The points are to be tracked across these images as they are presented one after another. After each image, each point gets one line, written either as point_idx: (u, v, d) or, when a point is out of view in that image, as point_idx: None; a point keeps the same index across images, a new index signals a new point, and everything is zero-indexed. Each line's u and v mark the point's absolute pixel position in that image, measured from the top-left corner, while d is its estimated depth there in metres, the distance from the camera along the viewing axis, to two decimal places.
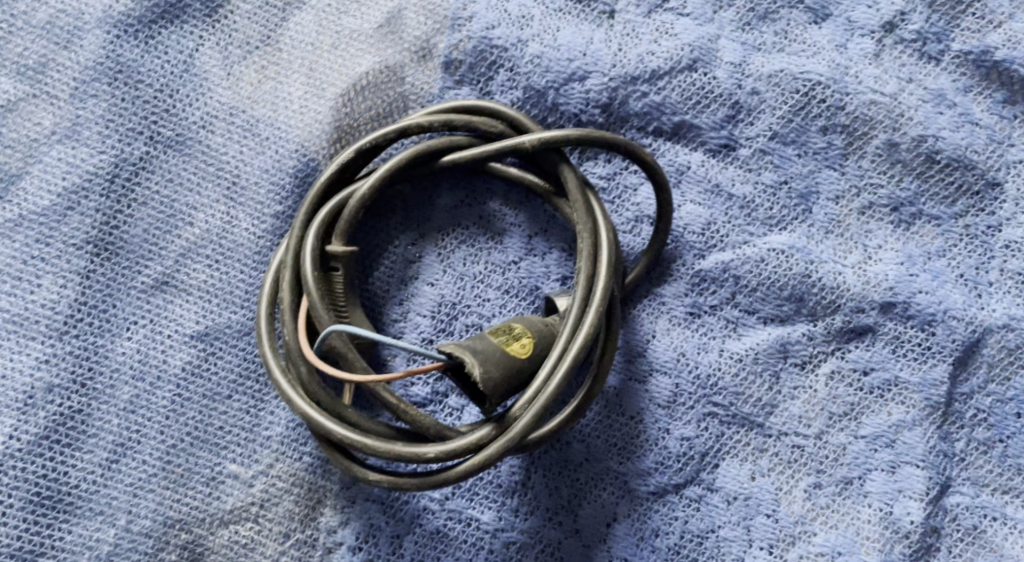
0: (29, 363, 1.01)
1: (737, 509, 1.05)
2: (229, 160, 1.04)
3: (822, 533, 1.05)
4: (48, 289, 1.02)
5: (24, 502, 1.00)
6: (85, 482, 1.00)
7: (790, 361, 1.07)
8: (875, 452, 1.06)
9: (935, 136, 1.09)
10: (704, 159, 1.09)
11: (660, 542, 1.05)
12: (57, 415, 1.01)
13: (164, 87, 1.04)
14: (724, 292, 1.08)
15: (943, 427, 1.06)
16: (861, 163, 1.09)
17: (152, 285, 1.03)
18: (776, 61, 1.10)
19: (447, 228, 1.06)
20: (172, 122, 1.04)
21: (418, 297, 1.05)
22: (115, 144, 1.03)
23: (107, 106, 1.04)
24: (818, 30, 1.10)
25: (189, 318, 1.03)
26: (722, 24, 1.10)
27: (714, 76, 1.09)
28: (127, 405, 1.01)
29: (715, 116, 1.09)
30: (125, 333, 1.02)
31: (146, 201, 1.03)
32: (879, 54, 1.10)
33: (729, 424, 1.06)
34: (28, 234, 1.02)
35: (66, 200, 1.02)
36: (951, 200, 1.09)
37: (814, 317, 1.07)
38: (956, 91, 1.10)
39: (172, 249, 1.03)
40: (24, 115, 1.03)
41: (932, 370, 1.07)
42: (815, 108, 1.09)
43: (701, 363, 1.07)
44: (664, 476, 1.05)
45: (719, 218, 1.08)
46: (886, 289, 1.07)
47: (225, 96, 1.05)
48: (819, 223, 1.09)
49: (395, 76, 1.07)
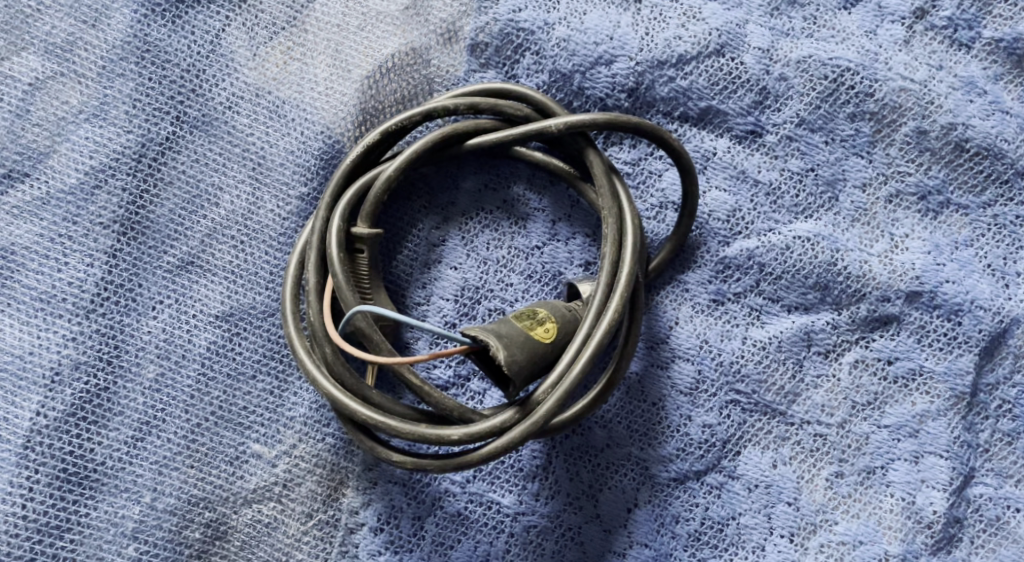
0: (55, 341, 1.01)
1: (758, 496, 1.05)
2: (255, 141, 1.04)
3: (844, 522, 1.05)
4: (76, 267, 1.02)
5: (50, 478, 1.00)
6: (111, 459, 1.01)
7: (814, 350, 1.07)
8: (899, 441, 1.05)
9: (965, 124, 1.08)
10: (730, 145, 1.08)
11: (681, 529, 1.05)
12: (83, 393, 1.01)
13: (191, 67, 1.04)
14: (749, 279, 1.07)
15: (968, 417, 1.06)
16: (889, 151, 1.08)
17: (178, 264, 1.03)
18: (805, 47, 1.09)
19: (471, 211, 1.06)
20: (198, 102, 1.04)
21: (441, 280, 1.05)
22: (141, 123, 1.03)
23: (134, 85, 1.04)
24: (848, 15, 1.10)
25: (214, 298, 1.03)
26: (750, 9, 1.09)
27: (742, 62, 1.08)
28: (153, 384, 1.02)
29: (742, 102, 1.08)
30: (151, 312, 1.02)
31: (172, 181, 1.03)
32: (910, 41, 1.09)
33: (752, 411, 1.06)
34: (56, 212, 1.02)
35: (93, 178, 1.03)
36: (980, 189, 1.08)
37: (838, 306, 1.07)
38: (986, 80, 1.09)
39: (197, 229, 1.03)
40: (52, 94, 1.03)
41: (958, 360, 1.06)
42: (843, 94, 1.08)
43: (724, 350, 1.06)
44: (686, 463, 1.05)
45: (745, 205, 1.08)
46: (912, 278, 1.07)
47: (251, 77, 1.05)
48: (845, 211, 1.08)
49: (420, 59, 1.06)
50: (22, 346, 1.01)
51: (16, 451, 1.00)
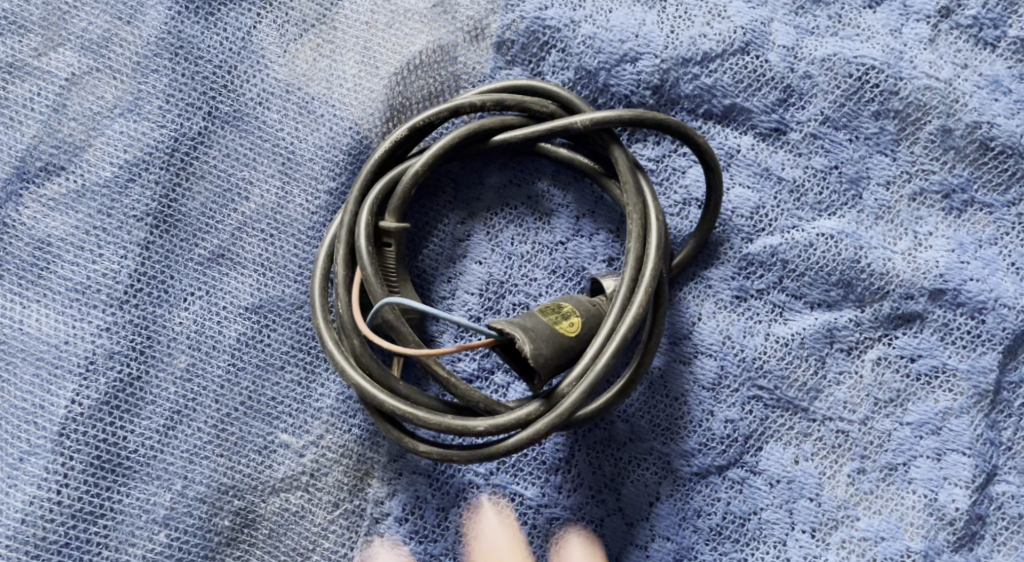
0: (90, 331, 1.03)
1: (780, 491, 1.06)
2: (285, 136, 1.06)
3: (865, 518, 1.06)
4: (110, 258, 1.04)
5: (85, 464, 1.01)
6: (143, 446, 1.02)
7: (836, 346, 1.07)
8: (921, 439, 1.06)
9: (990, 123, 1.09)
10: (754, 142, 1.09)
11: (702, 523, 1.06)
12: (117, 381, 1.02)
13: (222, 63, 1.06)
14: (772, 276, 1.08)
15: (991, 415, 1.06)
16: (913, 149, 1.09)
17: (208, 257, 1.04)
18: (829, 45, 1.09)
19: (496, 206, 1.07)
20: (230, 98, 1.06)
21: (466, 275, 1.07)
22: (174, 118, 1.05)
23: (167, 81, 1.05)
24: (873, 14, 1.10)
25: (244, 290, 1.04)
26: (775, 7, 1.10)
27: (766, 60, 1.09)
28: (184, 374, 1.03)
29: (766, 100, 1.09)
30: (183, 303, 1.04)
31: (204, 175, 1.05)
32: (935, 40, 1.10)
33: (774, 407, 1.07)
34: (91, 205, 1.04)
35: (127, 172, 1.04)
36: (1004, 187, 1.09)
37: (861, 303, 1.08)
38: (1012, 78, 1.09)
39: (228, 222, 1.05)
40: (87, 89, 1.05)
41: (982, 358, 1.07)
42: (868, 93, 1.09)
43: (747, 346, 1.07)
44: (707, 457, 1.06)
45: (768, 203, 1.09)
46: (936, 276, 1.07)
47: (281, 74, 1.06)
48: (868, 208, 1.09)
49: (447, 57, 1.08)
50: (57, 335, 1.03)
51: (51, 438, 1.01)
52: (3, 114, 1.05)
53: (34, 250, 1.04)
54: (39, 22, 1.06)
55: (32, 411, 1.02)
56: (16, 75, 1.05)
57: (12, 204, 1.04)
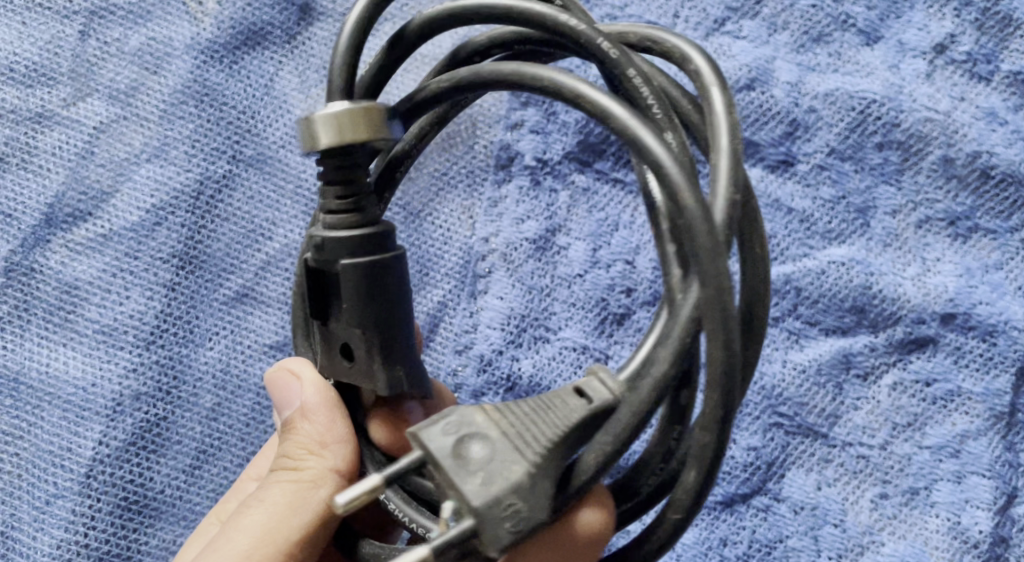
0: (117, 372, 1.07)
1: (804, 519, 1.08)
2: (308, 177, 1.11)
3: (891, 543, 1.08)
4: (137, 300, 1.08)
5: (112, 506, 1.05)
6: (169, 488, 1.05)
7: (853, 372, 1.10)
8: (940, 462, 1.09)
9: (989, 152, 1.13)
10: (763, 175, 1.14)
11: (729, 552, 1.08)
12: (143, 422, 1.06)
13: (246, 109, 1.12)
14: (786, 303, 1.11)
15: (1008, 437, 1.09)
16: (917, 178, 1.14)
17: (232, 296, 1.09)
18: (831, 81, 1.15)
19: (514, 240, 1.12)
20: (253, 141, 1.11)
21: (487, 310, 1.11)
22: (200, 163, 1.10)
23: (193, 127, 1.11)
24: (871, 51, 1.16)
25: (269, 328, 1.08)
26: (778, 46, 1.16)
27: (771, 95, 1.15)
28: (210, 413, 1.07)
29: (773, 133, 1.14)
30: (208, 343, 1.08)
31: (227, 216, 1.10)
32: (932, 74, 1.16)
33: (794, 434, 1.10)
34: (118, 248, 1.09)
35: (154, 216, 1.09)
36: (1007, 214, 1.13)
37: (875, 328, 1.11)
38: (1007, 110, 1.15)
39: (252, 262, 1.09)
40: (116, 137, 1.10)
41: (995, 381, 1.10)
42: (870, 125, 1.14)
43: (765, 373, 1.11)
44: (731, 485, 1.09)
45: (779, 232, 1.13)
46: (946, 300, 1.11)
47: (302, 117, 1.12)
48: (877, 236, 1.13)
49: (424, 75, 1.14)
50: (85, 376, 1.06)
51: (79, 480, 1.05)
52: (33, 163, 1.10)
53: (62, 295, 1.08)
54: (67, 74, 1.12)
55: (59, 453, 1.05)
56: (46, 124, 1.11)
57: (40, 250, 1.09)
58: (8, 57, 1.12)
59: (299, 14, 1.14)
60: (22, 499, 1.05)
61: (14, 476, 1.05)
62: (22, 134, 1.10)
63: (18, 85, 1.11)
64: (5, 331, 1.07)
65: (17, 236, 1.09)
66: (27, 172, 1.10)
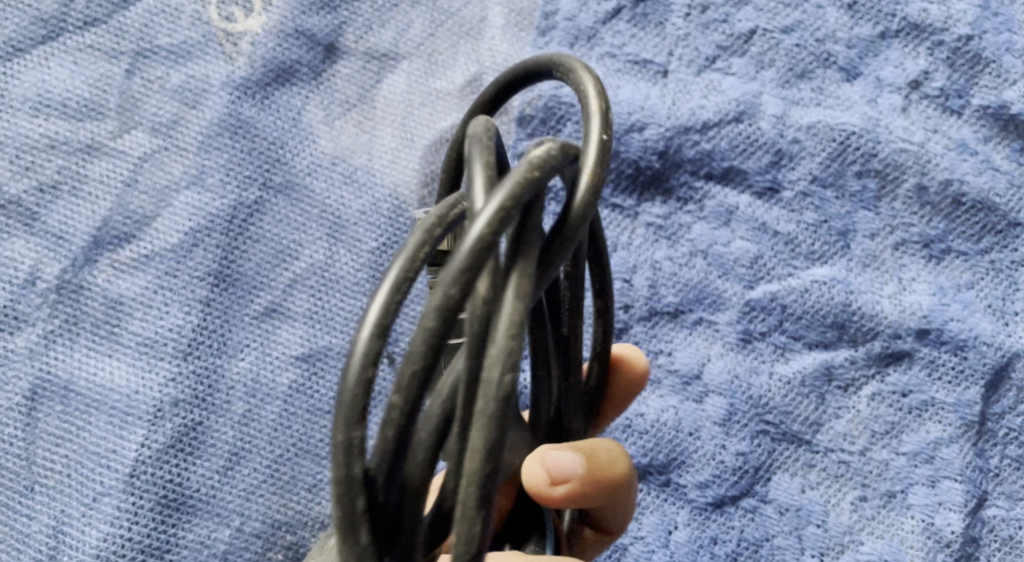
0: (158, 381, 1.16)
1: (789, 519, 1.17)
2: (332, 203, 1.20)
3: (870, 542, 1.17)
4: (175, 315, 1.17)
5: (152, 503, 1.14)
6: (204, 487, 1.14)
7: (834, 384, 1.20)
8: (916, 467, 1.18)
9: (960, 180, 1.23)
10: (751, 200, 1.23)
11: (719, 549, 1.17)
12: (181, 426, 1.15)
13: (276, 140, 1.21)
14: (773, 319, 1.20)
15: (978, 444, 1.18)
16: (894, 205, 1.23)
17: (262, 312, 1.18)
18: (814, 114, 1.24)
19: None
20: (283, 170, 1.21)
21: None
22: (233, 189, 1.20)
23: (228, 157, 1.20)
24: (851, 87, 1.26)
25: (295, 340, 1.18)
26: (764, 81, 1.25)
27: (759, 127, 1.24)
28: (241, 418, 1.16)
29: (760, 162, 1.23)
30: (240, 354, 1.17)
31: (258, 238, 1.19)
32: (907, 108, 1.25)
33: (780, 440, 1.19)
34: (158, 267, 1.18)
35: (191, 238, 1.19)
36: (977, 238, 1.22)
37: (855, 343, 1.20)
38: (976, 141, 1.24)
39: (280, 280, 1.19)
40: (157, 165, 1.20)
41: (966, 392, 1.19)
42: (850, 155, 1.23)
43: (753, 384, 1.19)
44: (722, 488, 1.17)
45: (766, 253, 1.22)
46: (920, 317, 1.20)
47: (328, 147, 1.22)
48: (857, 257, 1.22)
49: (438, 109, 1.24)
50: (129, 384, 1.15)
51: (122, 479, 1.14)
52: (82, 189, 1.19)
53: (107, 310, 1.17)
54: (114, 109, 1.21)
55: (105, 455, 1.14)
56: (95, 154, 1.20)
57: (88, 269, 1.18)
58: (60, 93, 1.21)
59: (324, 54, 1.24)
60: (70, 497, 1.13)
61: (62, 476, 1.14)
62: (73, 163, 1.19)
63: (70, 119, 1.20)
64: (55, 343, 1.16)
65: (68, 256, 1.18)
66: (76, 198, 1.19)
